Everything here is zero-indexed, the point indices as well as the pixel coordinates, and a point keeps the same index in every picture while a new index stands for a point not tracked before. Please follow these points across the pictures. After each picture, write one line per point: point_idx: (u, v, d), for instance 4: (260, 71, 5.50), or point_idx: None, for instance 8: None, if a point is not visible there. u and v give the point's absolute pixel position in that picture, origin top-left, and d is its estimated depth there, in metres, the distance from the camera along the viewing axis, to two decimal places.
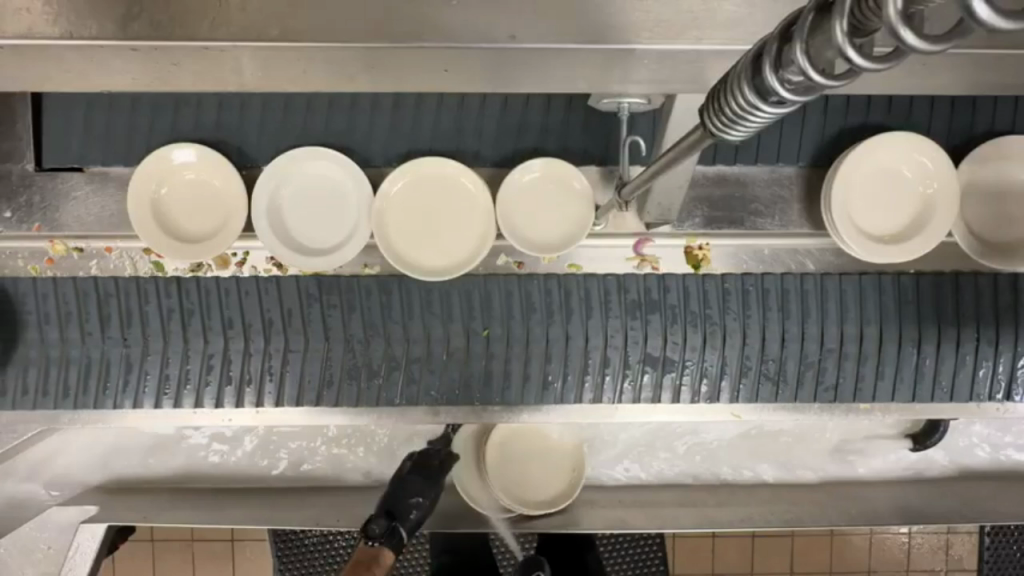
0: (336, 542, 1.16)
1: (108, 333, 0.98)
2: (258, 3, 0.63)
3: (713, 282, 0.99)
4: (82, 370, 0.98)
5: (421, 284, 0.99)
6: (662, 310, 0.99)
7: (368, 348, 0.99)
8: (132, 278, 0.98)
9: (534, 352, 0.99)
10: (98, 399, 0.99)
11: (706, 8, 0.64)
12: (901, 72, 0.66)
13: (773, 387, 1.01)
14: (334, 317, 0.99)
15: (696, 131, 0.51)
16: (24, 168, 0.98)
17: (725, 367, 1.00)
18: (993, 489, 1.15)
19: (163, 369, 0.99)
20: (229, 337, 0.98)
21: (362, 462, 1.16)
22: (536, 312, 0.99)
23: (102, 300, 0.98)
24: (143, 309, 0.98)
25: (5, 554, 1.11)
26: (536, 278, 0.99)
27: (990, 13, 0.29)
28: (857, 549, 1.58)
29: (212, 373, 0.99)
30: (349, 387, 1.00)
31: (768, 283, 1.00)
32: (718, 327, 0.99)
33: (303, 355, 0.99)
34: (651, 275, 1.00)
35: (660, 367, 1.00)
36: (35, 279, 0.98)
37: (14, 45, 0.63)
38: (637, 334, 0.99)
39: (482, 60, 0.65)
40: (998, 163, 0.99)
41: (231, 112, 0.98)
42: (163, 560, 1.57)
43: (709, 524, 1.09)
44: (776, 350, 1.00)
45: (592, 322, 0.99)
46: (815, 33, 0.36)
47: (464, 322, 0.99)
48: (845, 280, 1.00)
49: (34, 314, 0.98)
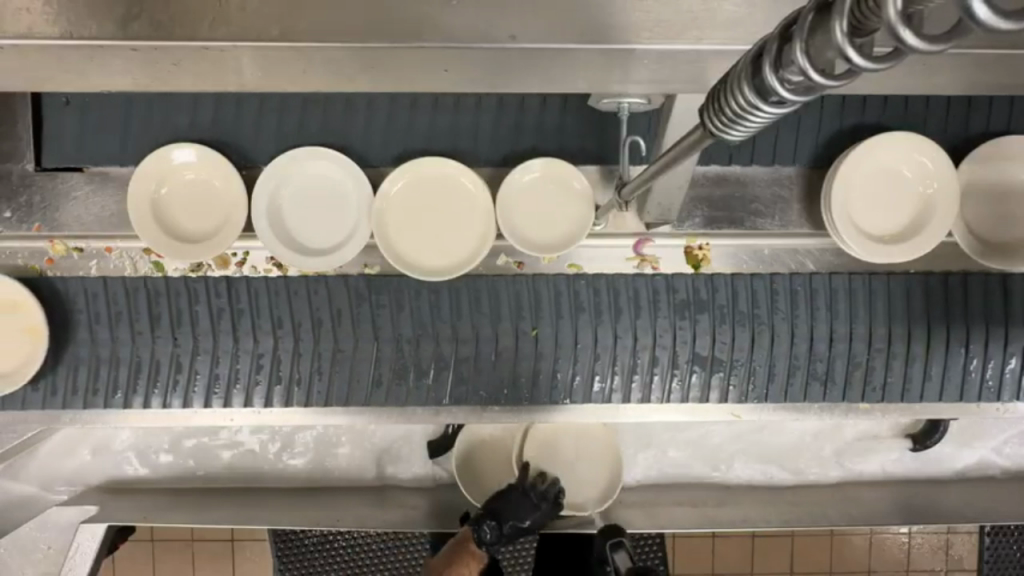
0: (335, 542, 1.15)
1: (158, 333, 0.98)
2: (258, 4, 0.63)
3: (761, 283, 1.00)
4: (132, 368, 0.98)
5: (467, 283, 0.99)
6: (710, 310, 0.99)
7: (418, 349, 0.99)
8: (183, 278, 0.98)
9: (583, 352, 0.99)
10: (147, 397, 0.99)
11: (706, 9, 0.64)
12: (901, 71, 0.66)
13: (822, 387, 1.01)
14: (383, 317, 0.99)
15: (696, 131, 0.51)
16: (24, 168, 0.98)
17: (773, 368, 1.00)
18: (993, 490, 1.15)
19: (213, 369, 0.99)
20: (278, 337, 0.98)
21: (364, 463, 1.16)
22: (585, 312, 0.99)
23: (153, 300, 0.98)
24: (193, 309, 0.98)
25: (6, 555, 1.11)
26: (584, 278, 0.99)
27: (990, 14, 0.29)
28: (857, 549, 1.58)
29: (262, 373, 0.99)
30: (397, 387, 1.00)
31: (816, 283, 1.00)
32: (766, 327, 0.99)
33: (353, 355, 0.99)
34: (700, 275, 1.00)
35: (709, 368, 1.00)
36: (85, 278, 0.98)
37: (14, 45, 0.63)
38: (686, 335, 0.99)
39: (483, 60, 0.65)
40: (998, 163, 0.99)
41: (230, 112, 0.98)
42: (163, 561, 1.57)
43: (709, 524, 1.09)
44: (825, 350, 1.00)
45: (641, 322, 0.99)
46: (815, 33, 0.36)
47: (513, 322, 0.99)
48: (894, 280, 1.00)
49: (85, 313, 0.98)
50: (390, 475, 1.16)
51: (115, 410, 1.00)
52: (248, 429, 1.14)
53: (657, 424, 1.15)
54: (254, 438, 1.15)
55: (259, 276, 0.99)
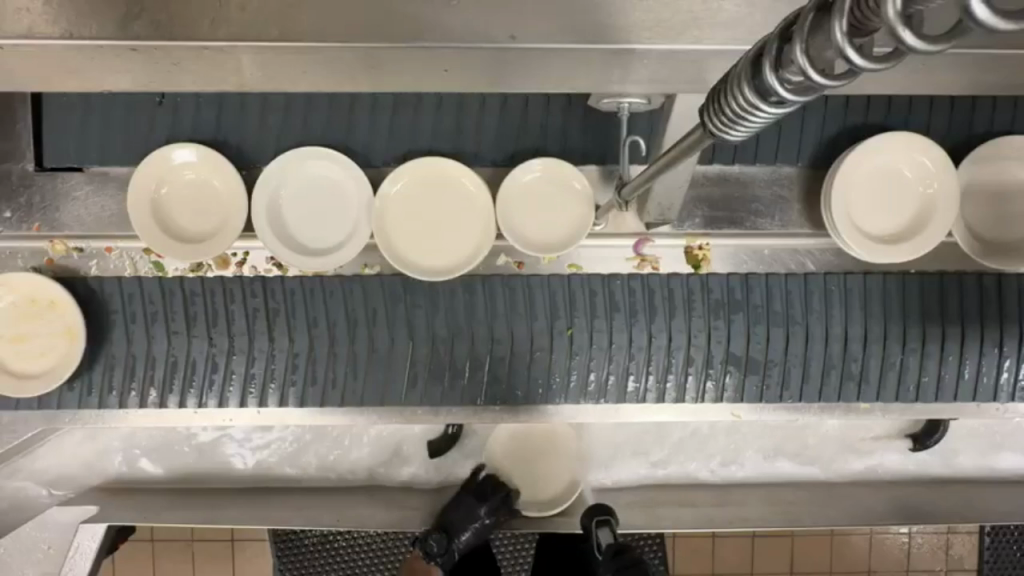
0: (335, 542, 1.16)
1: (194, 333, 0.98)
2: (258, 3, 0.63)
3: (796, 282, 1.00)
4: (168, 368, 0.99)
5: (506, 284, 0.99)
6: (745, 310, 1.00)
7: (453, 349, 0.99)
8: (218, 277, 0.98)
9: (618, 352, 0.99)
10: (183, 397, 1.00)
11: (707, 9, 0.63)
12: (900, 71, 0.66)
13: (856, 387, 1.01)
14: (419, 316, 0.99)
15: (696, 132, 0.51)
16: (24, 168, 0.98)
17: (807, 368, 1.01)
18: (992, 490, 1.15)
19: (249, 368, 0.99)
20: (313, 337, 0.99)
21: (365, 463, 1.16)
22: (619, 312, 0.99)
23: (188, 299, 0.98)
24: (229, 309, 0.98)
25: (5, 555, 1.10)
26: (619, 278, 0.99)
27: (987, 14, 0.29)
28: (857, 549, 1.58)
29: (297, 373, 0.99)
30: (433, 388, 1.00)
31: (851, 283, 1.00)
32: (801, 327, 1.00)
33: (388, 355, 0.99)
34: (735, 275, 1.00)
35: (745, 368, 1.00)
36: (121, 279, 0.98)
37: (15, 46, 0.63)
38: (721, 334, 0.99)
39: (483, 60, 0.65)
40: (998, 163, 0.99)
41: (229, 112, 0.98)
42: (163, 561, 1.57)
43: (710, 524, 1.09)
44: (858, 350, 1.00)
45: (676, 322, 0.99)
46: (815, 33, 0.36)
47: (548, 321, 0.99)
48: (928, 279, 1.00)
49: (121, 313, 0.98)
50: (391, 475, 1.16)
51: (114, 410, 1.01)
52: (249, 429, 1.14)
53: (661, 424, 1.16)
54: (256, 438, 1.15)
55: (294, 275, 0.99)
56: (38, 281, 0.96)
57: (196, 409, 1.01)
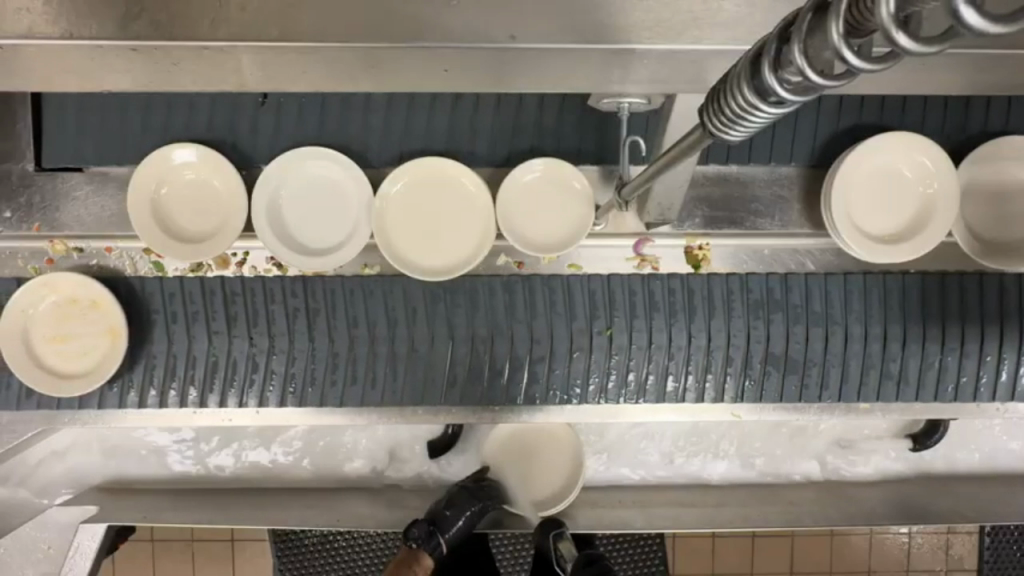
0: (335, 542, 1.16)
1: (234, 333, 0.98)
2: (258, 3, 0.63)
3: (835, 282, 1.00)
4: (208, 367, 0.99)
5: (546, 284, 0.99)
6: (784, 310, 0.99)
7: (492, 348, 0.99)
8: (258, 278, 0.98)
9: (658, 351, 0.99)
10: (223, 396, 1.00)
11: (706, 9, 0.63)
12: (900, 70, 0.66)
13: (895, 386, 1.01)
14: (459, 316, 0.98)
15: (696, 132, 0.51)
16: (24, 168, 0.98)
17: (845, 368, 1.00)
18: (992, 490, 1.15)
19: (289, 369, 0.99)
20: (354, 337, 0.98)
21: (366, 463, 1.16)
22: (658, 312, 0.99)
23: (228, 299, 0.98)
24: (269, 309, 0.98)
25: (5, 555, 1.09)
26: (658, 278, 0.99)
27: (977, 18, 0.29)
28: (857, 549, 1.58)
29: (337, 372, 0.99)
30: (472, 388, 0.99)
31: (891, 283, 1.00)
32: (840, 327, 0.99)
33: (428, 355, 0.99)
34: (774, 275, 1.00)
35: (785, 367, 1.00)
36: (162, 279, 0.98)
37: (15, 46, 0.63)
38: (760, 334, 0.99)
39: (482, 60, 0.65)
40: (998, 163, 0.99)
41: (228, 113, 0.98)
42: (163, 561, 1.57)
43: (708, 524, 1.09)
44: (898, 351, 1.00)
45: (716, 322, 0.99)
46: (814, 33, 0.36)
47: (587, 321, 0.99)
48: (969, 279, 1.00)
49: (162, 313, 0.98)
50: (391, 475, 1.16)
51: (113, 410, 1.01)
52: (249, 429, 1.14)
53: (662, 425, 1.16)
54: (257, 438, 1.15)
55: (334, 276, 0.99)
56: (79, 280, 0.96)
57: (196, 409, 1.02)
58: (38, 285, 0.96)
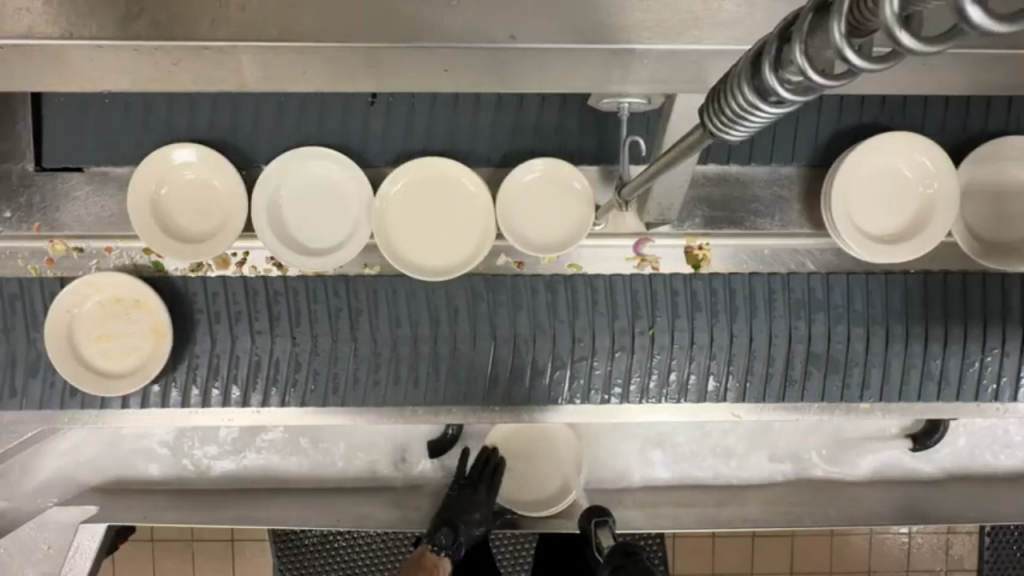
0: (336, 542, 1.16)
1: (277, 333, 0.98)
2: (258, 3, 0.63)
3: (876, 282, 1.00)
4: (251, 367, 0.99)
5: (588, 284, 0.99)
6: (825, 310, 1.00)
7: (535, 348, 0.99)
8: (301, 278, 0.98)
9: (699, 351, 0.99)
10: (266, 396, 1.00)
11: (707, 9, 0.63)
12: (900, 71, 0.66)
13: (935, 386, 1.02)
14: (500, 316, 0.98)
15: (696, 132, 0.51)
16: (24, 168, 0.99)
17: (886, 368, 1.00)
18: (991, 490, 1.15)
19: (331, 368, 0.99)
20: (398, 337, 0.98)
21: (367, 464, 1.16)
22: (700, 312, 0.99)
23: (271, 298, 0.98)
24: (312, 309, 0.98)
25: (5, 555, 1.09)
26: (700, 277, 0.99)
27: (982, 17, 0.29)
28: (857, 549, 1.58)
29: (380, 372, 0.99)
30: (514, 388, 1.00)
31: (932, 283, 1.00)
32: (881, 327, 1.00)
33: (472, 355, 0.99)
34: (815, 274, 1.00)
35: (826, 367, 1.00)
36: (205, 278, 0.98)
37: (15, 46, 0.63)
38: (801, 334, 0.99)
39: (482, 60, 0.65)
40: (997, 163, 0.99)
41: (227, 113, 0.98)
42: (163, 561, 1.57)
43: (708, 525, 1.10)
44: (939, 350, 1.00)
45: (757, 323, 0.99)
46: (815, 33, 0.36)
47: (630, 320, 0.99)
48: (1010, 279, 1.00)
49: (205, 312, 0.98)
50: (391, 475, 1.16)
51: (113, 410, 1.01)
52: (250, 430, 1.14)
53: (664, 425, 1.16)
54: (257, 439, 1.15)
55: (374, 276, 0.99)
56: (124, 280, 0.96)
57: (195, 409, 1.01)
58: (82, 285, 0.96)
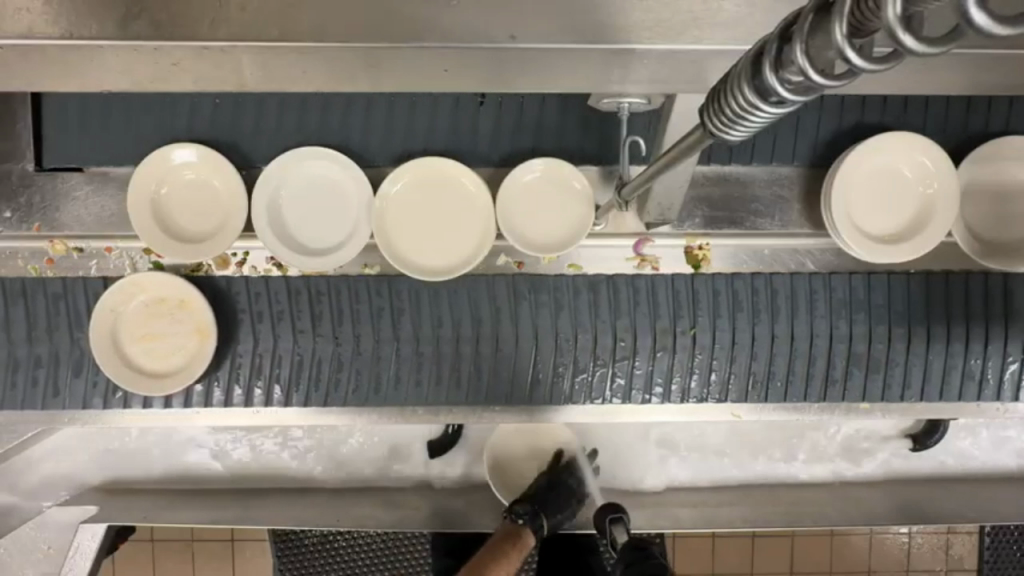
0: (335, 542, 1.17)
1: (321, 333, 0.98)
2: (258, 3, 0.63)
3: (918, 282, 1.00)
4: (293, 366, 0.99)
5: (629, 283, 0.99)
6: (867, 310, 1.00)
7: (577, 347, 0.99)
8: (345, 278, 0.98)
9: (741, 351, 0.99)
10: (307, 396, 1.00)
11: (706, 8, 0.63)
12: (899, 70, 0.66)
13: (976, 386, 1.01)
14: (543, 316, 0.98)
15: (696, 132, 0.51)
16: (24, 168, 0.99)
17: (928, 367, 1.01)
18: (991, 490, 1.15)
19: (373, 368, 0.99)
20: (440, 337, 0.98)
21: (369, 465, 1.15)
22: (742, 312, 0.99)
23: (314, 298, 0.98)
24: (355, 309, 0.98)
25: (5, 555, 1.10)
26: (742, 278, 0.99)
27: (985, 19, 0.29)
28: (857, 548, 1.58)
29: (423, 371, 0.99)
30: (557, 386, 1.00)
31: (973, 284, 1.00)
32: (923, 327, 1.00)
33: (515, 355, 0.99)
34: (858, 274, 1.00)
35: (867, 367, 1.00)
36: (248, 278, 0.98)
37: (14, 45, 0.63)
38: (843, 334, 0.99)
39: (482, 60, 0.65)
40: (997, 163, 0.99)
41: (225, 113, 0.98)
42: (163, 561, 1.57)
43: (709, 524, 1.10)
44: (981, 350, 1.00)
45: (799, 323, 0.99)
46: (815, 33, 0.36)
47: (672, 321, 0.99)
48: None
49: (247, 312, 0.98)
50: (391, 475, 1.16)
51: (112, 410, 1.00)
52: (251, 430, 1.14)
53: (666, 425, 1.15)
54: (256, 439, 1.14)
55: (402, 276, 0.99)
56: (167, 280, 0.96)
57: (193, 409, 1.01)
58: (127, 285, 0.96)
